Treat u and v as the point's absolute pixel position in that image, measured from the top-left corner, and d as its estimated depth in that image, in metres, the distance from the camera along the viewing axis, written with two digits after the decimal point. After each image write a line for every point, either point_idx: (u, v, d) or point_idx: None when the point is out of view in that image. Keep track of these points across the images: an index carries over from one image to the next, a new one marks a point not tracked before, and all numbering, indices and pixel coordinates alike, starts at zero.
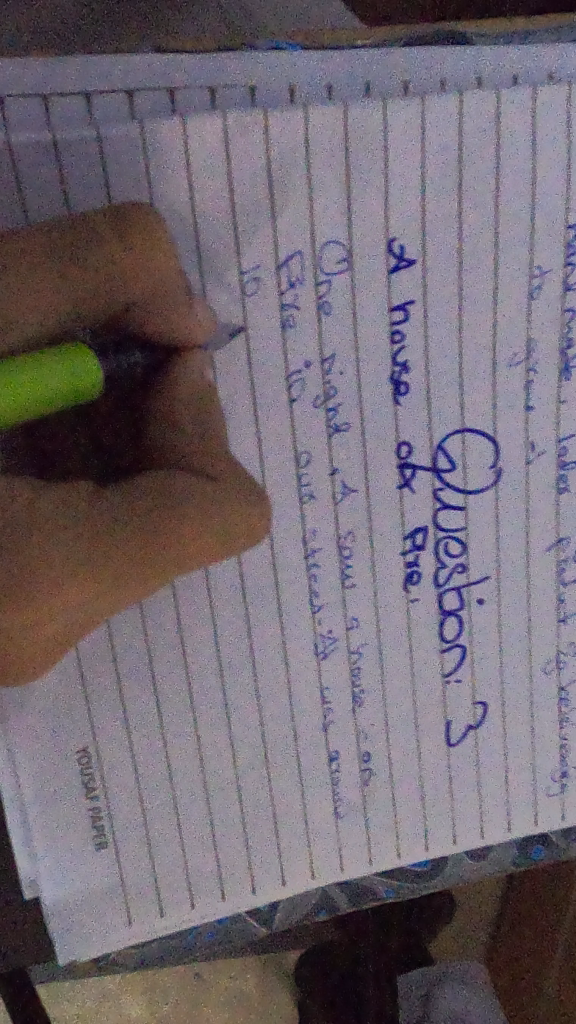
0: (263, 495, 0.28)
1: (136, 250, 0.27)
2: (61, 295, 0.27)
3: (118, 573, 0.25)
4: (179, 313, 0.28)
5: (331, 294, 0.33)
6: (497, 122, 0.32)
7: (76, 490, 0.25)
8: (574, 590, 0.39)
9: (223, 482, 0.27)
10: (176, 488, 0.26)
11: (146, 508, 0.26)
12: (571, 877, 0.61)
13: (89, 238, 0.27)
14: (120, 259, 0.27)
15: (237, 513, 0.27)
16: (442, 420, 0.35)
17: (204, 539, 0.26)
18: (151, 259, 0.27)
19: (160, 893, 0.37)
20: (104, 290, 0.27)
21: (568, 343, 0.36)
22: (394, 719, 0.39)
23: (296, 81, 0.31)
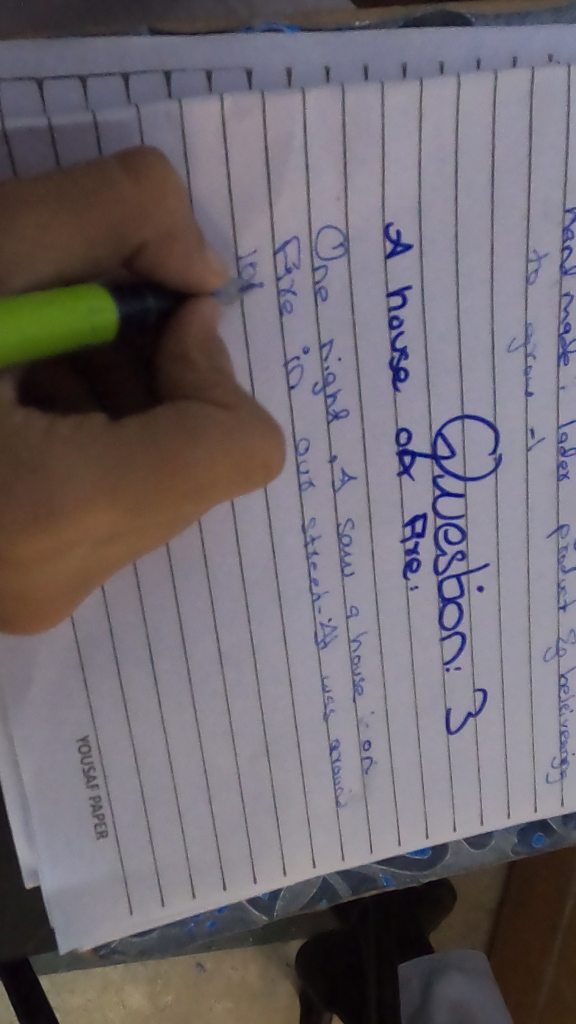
0: (276, 431, 0.28)
1: (149, 189, 0.27)
2: (77, 241, 0.27)
3: (139, 498, 0.25)
4: (191, 256, 0.29)
5: (328, 278, 0.32)
6: (496, 104, 0.32)
7: (93, 418, 0.25)
8: (574, 576, 0.39)
9: (240, 414, 0.27)
10: (195, 416, 0.26)
11: (165, 435, 0.26)
12: (571, 861, 0.61)
13: (104, 181, 0.27)
14: (135, 203, 0.27)
15: (253, 444, 0.27)
16: (441, 405, 0.35)
17: (220, 468, 0.27)
18: (165, 202, 0.28)
19: (161, 881, 0.37)
20: (120, 234, 0.27)
21: (565, 327, 0.36)
22: (394, 706, 0.38)
23: (293, 63, 0.31)
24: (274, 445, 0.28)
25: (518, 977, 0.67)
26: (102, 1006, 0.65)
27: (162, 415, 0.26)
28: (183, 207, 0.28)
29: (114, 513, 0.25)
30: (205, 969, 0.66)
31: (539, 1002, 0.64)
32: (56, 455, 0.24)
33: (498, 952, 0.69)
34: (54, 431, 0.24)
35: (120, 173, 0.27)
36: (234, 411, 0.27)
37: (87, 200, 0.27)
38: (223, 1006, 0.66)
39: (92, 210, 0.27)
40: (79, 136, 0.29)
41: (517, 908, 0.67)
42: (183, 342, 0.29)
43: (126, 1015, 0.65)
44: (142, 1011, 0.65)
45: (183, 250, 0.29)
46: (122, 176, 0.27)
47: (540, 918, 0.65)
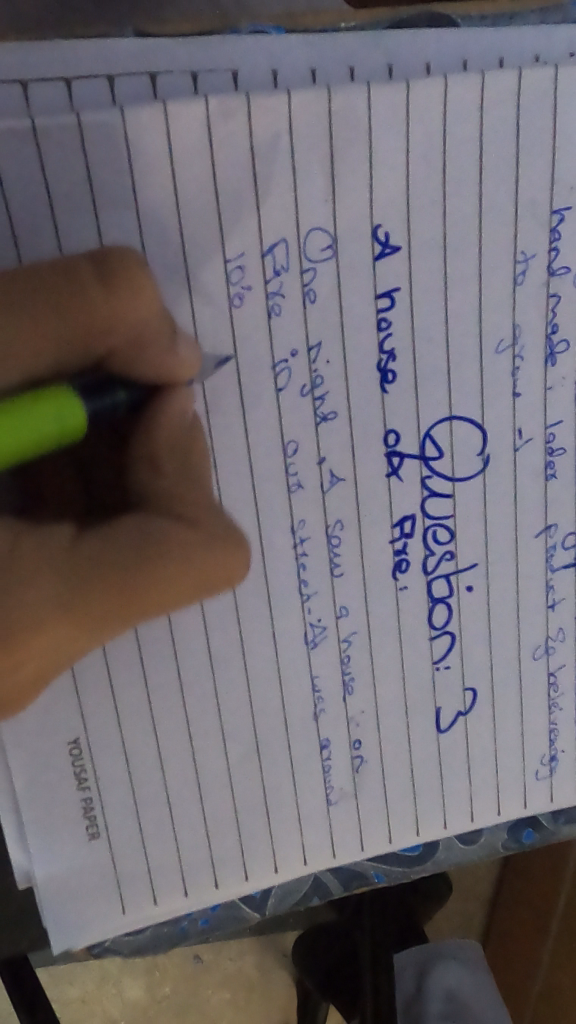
0: (240, 537, 0.28)
1: (120, 298, 0.26)
2: (40, 351, 0.26)
3: (102, 609, 0.25)
4: (162, 359, 0.28)
5: (316, 281, 0.32)
6: (483, 106, 0.32)
7: (55, 536, 0.25)
8: (562, 576, 0.40)
9: (204, 526, 0.27)
10: (158, 535, 0.26)
11: (127, 555, 0.26)
12: (564, 854, 0.62)
13: (73, 286, 0.25)
14: (105, 313, 0.26)
15: (220, 554, 0.27)
16: (430, 407, 0.35)
17: (185, 579, 0.26)
18: (135, 310, 0.26)
19: (153, 881, 0.38)
20: (88, 343, 0.26)
21: (552, 328, 0.36)
22: (384, 706, 0.39)
23: (279, 65, 0.30)
24: (240, 555, 0.28)
25: (513, 975, 0.67)
26: (100, 998, 0.65)
27: (120, 536, 0.26)
28: (156, 311, 0.27)
29: (79, 624, 0.25)
30: (202, 961, 0.67)
31: (532, 1000, 0.65)
32: (6, 575, 0.24)
33: (493, 947, 0.70)
34: (12, 553, 0.24)
35: (93, 281, 0.26)
36: (201, 524, 0.27)
37: (52, 311, 0.25)
38: (220, 998, 0.67)
39: (58, 324, 0.25)
40: (63, 141, 0.28)
41: (511, 906, 0.68)
42: (157, 443, 0.29)
43: (124, 1007, 0.65)
44: (140, 1003, 0.66)
45: (153, 352, 0.28)
46: (90, 283, 0.26)
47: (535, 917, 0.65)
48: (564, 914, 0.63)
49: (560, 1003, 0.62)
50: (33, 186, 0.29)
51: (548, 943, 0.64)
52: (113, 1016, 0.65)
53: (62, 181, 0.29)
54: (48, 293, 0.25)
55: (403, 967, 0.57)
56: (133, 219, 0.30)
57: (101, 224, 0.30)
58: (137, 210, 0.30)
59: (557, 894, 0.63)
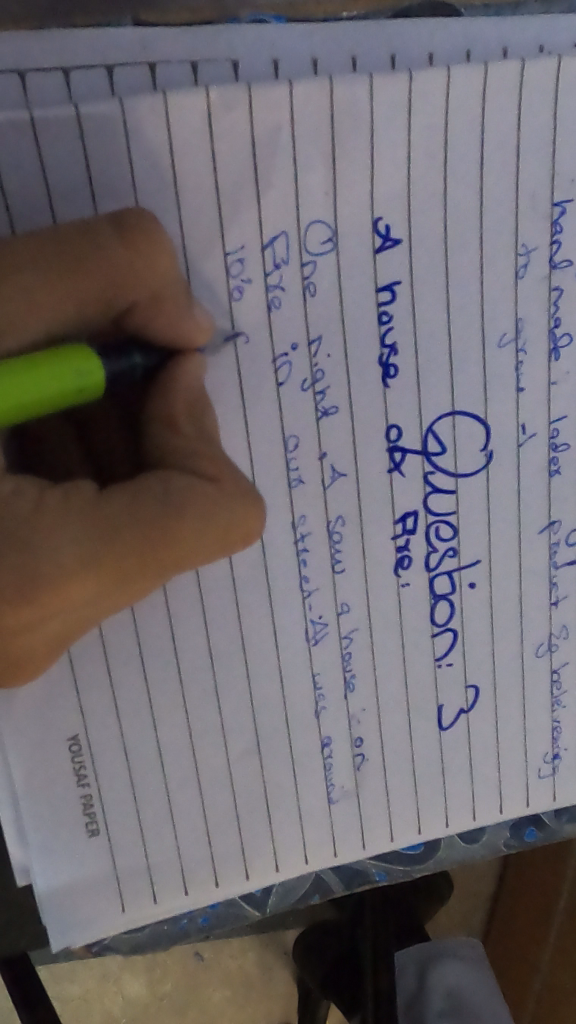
0: (258, 496, 0.28)
1: (138, 252, 0.27)
2: (62, 302, 0.26)
3: (130, 560, 0.26)
4: (179, 317, 0.29)
5: (317, 274, 0.32)
6: (486, 97, 0.32)
7: (81, 488, 0.26)
8: (566, 572, 0.39)
9: (225, 482, 0.27)
10: (180, 489, 0.27)
11: (150, 508, 0.26)
12: (565, 854, 0.62)
13: (94, 241, 0.26)
14: (125, 263, 0.27)
15: (242, 510, 0.28)
16: (432, 401, 0.35)
17: (206, 533, 0.27)
18: (152, 263, 0.27)
19: (153, 879, 0.37)
20: (108, 296, 0.27)
21: (555, 322, 0.35)
22: (386, 703, 0.38)
23: (280, 55, 0.30)
24: (257, 513, 0.28)
25: (513, 976, 0.67)
26: (101, 996, 0.65)
27: (144, 488, 0.26)
28: (171, 267, 0.28)
29: (107, 575, 0.26)
30: (203, 959, 0.67)
31: (532, 1002, 0.65)
32: (38, 524, 0.25)
33: (494, 948, 0.70)
34: (42, 502, 0.25)
35: (113, 238, 0.27)
36: (223, 480, 0.27)
37: (74, 262, 0.26)
38: (221, 995, 0.67)
39: (80, 275, 0.26)
40: (62, 130, 0.28)
41: (512, 907, 0.68)
42: (175, 404, 0.29)
43: (125, 1005, 0.65)
44: (141, 1000, 0.65)
45: (172, 310, 0.28)
46: (109, 237, 0.27)
47: (535, 919, 0.65)
48: (564, 916, 0.62)
49: (558, 1007, 0.62)
50: (31, 177, 0.28)
51: (550, 944, 0.63)
52: (113, 1013, 0.65)
53: (61, 171, 0.28)
54: (71, 249, 0.26)
55: (403, 966, 0.57)
56: (131, 209, 0.30)
57: (99, 214, 0.29)
58: (136, 200, 0.29)
59: (558, 894, 0.63)
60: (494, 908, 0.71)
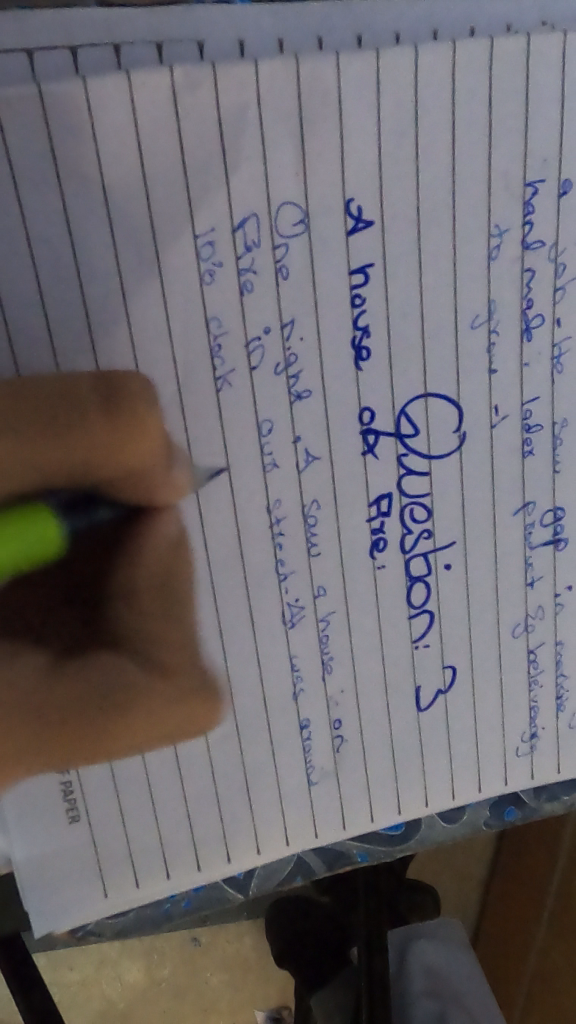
0: (215, 698, 0.28)
1: (128, 436, 0.25)
2: (38, 470, 0.24)
3: (74, 735, 0.25)
4: (159, 480, 0.27)
5: (288, 257, 0.32)
6: (454, 75, 0.32)
7: (31, 657, 0.25)
8: (542, 552, 0.39)
9: (180, 676, 0.27)
10: (133, 670, 0.26)
11: (98, 687, 0.25)
12: (558, 833, 0.63)
13: (75, 416, 0.24)
14: (106, 456, 0.25)
15: (196, 705, 0.27)
16: (406, 383, 0.35)
17: (157, 737, 0.27)
18: (141, 449, 0.25)
19: (135, 863, 0.37)
20: (86, 472, 0.25)
21: (527, 303, 0.35)
22: (364, 685, 0.39)
23: (246, 35, 0.30)
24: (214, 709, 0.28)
25: (506, 964, 0.68)
26: (99, 982, 0.65)
27: (97, 663, 0.26)
28: (158, 444, 0.26)
29: (41, 749, 0.25)
30: (200, 944, 0.67)
31: (526, 980, 0.65)
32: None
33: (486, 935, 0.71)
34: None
35: (99, 423, 0.24)
36: (181, 662, 0.27)
37: (55, 434, 0.23)
38: (217, 982, 0.67)
39: (64, 450, 0.24)
40: (27, 112, 0.28)
41: (506, 887, 0.68)
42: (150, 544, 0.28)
43: (121, 993, 0.66)
44: (139, 985, 0.66)
45: (153, 476, 0.27)
46: (94, 425, 0.24)
47: (526, 903, 0.66)
48: (556, 900, 0.63)
49: (550, 994, 0.62)
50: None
51: (545, 921, 0.64)
52: (112, 998, 0.65)
53: (26, 152, 0.28)
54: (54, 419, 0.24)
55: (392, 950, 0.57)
56: (99, 194, 0.29)
57: (66, 195, 0.29)
58: (103, 182, 0.29)
59: (551, 873, 0.63)
60: (486, 895, 0.71)
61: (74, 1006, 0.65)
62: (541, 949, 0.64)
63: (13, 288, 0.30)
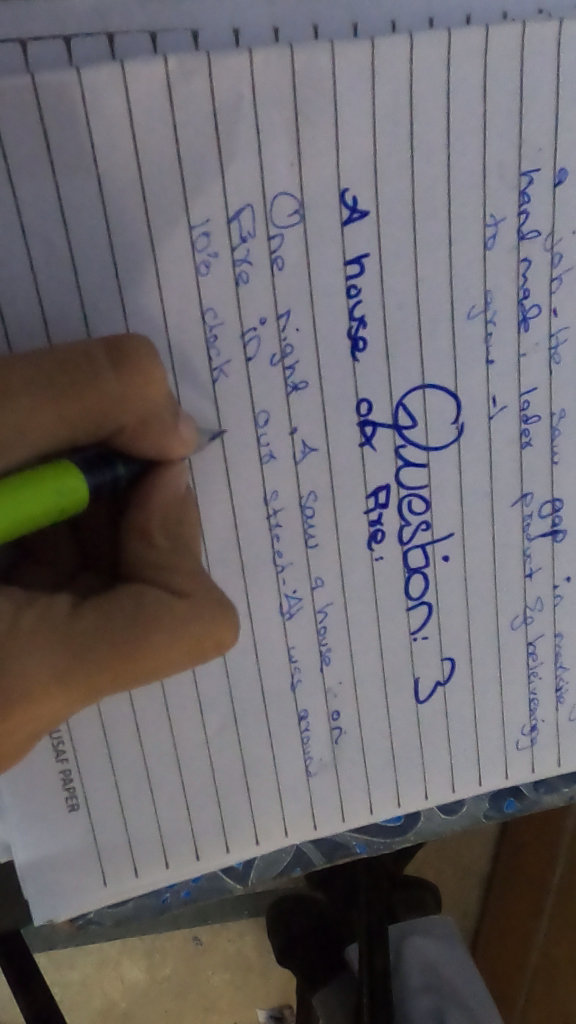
0: (230, 605, 0.29)
1: (128, 384, 0.27)
2: (54, 421, 0.27)
3: (93, 661, 0.26)
4: (163, 434, 0.29)
5: (284, 248, 0.32)
6: (449, 63, 0.31)
7: (55, 605, 0.26)
8: (540, 544, 0.39)
9: (196, 599, 0.28)
10: (151, 603, 0.27)
11: (120, 621, 0.27)
12: (559, 826, 0.62)
13: (85, 372, 0.27)
14: (119, 399, 0.27)
15: (213, 625, 0.28)
16: (403, 374, 0.35)
17: (177, 651, 0.27)
18: (146, 398, 0.28)
19: (134, 853, 0.38)
20: (99, 419, 0.27)
21: (524, 293, 0.35)
22: (361, 677, 0.39)
23: (239, 24, 0.30)
24: (231, 622, 0.28)
25: (508, 956, 0.68)
26: (100, 981, 0.65)
27: (115, 601, 0.27)
28: (164, 398, 0.28)
29: (72, 692, 0.26)
30: (201, 943, 0.67)
31: (529, 973, 0.65)
32: (13, 646, 0.25)
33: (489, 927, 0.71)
34: (18, 618, 0.25)
35: (108, 368, 0.27)
36: (193, 593, 0.28)
37: (72, 391, 0.27)
38: (220, 977, 0.68)
39: (75, 399, 0.27)
40: (20, 106, 0.28)
41: (507, 880, 0.68)
42: (146, 512, 0.30)
43: (125, 989, 0.66)
44: (140, 985, 0.66)
45: (160, 429, 0.29)
46: (105, 368, 0.27)
47: (529, 896, 0.65)
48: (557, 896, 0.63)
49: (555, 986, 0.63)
50: None
51: (546, 914, 0.64)
52: (114, 998, 0.66)
53: (20, 144, 0.28)
54: (66, 371, 0.27)
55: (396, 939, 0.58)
56: (94, 187, 0.29)
57: (61, 188, 0.29)
58: (97, 174, 0.29)
59: (552, 867, 0.63)
60: (489, 887, 0.71)
61: (76, 1004, 0.65)
62: (543, 942, 0.64)
63: (9, 283, 0.30)
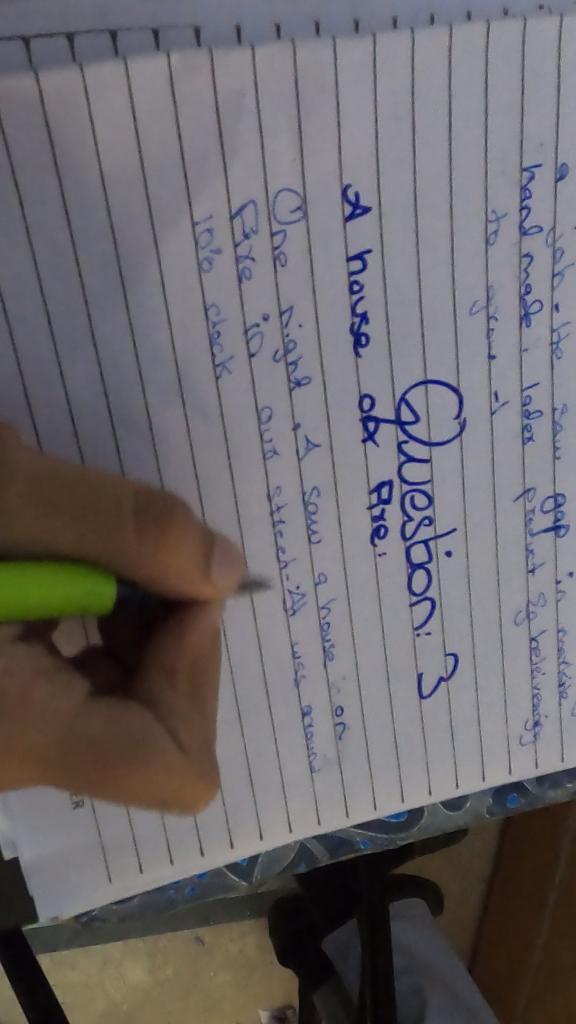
0: (215, 774, 0.33)
1: (153, 561, 0.30)
2: (66, 534, 0.29)
3: (79, 759, 0.29)
4: (190, 580, 0.30)
5: (287, 244, 0.32)
6: (451, 59, 0.32)
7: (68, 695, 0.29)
8: (543, 539, 0.39)
9: (188, 762, 0.31)
10: (141, 738, 0.30)
11: (113, 736, 0.30)
12: (562, 824, 0.62)
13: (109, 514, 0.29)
14: (138, 562, 0.30)
15: (201, 782, 0.32)
16: (406, 370, 0.35)
17: (168, 808, 0.32)
18: (165, 565, 0.30)
19: (138, 849, 0.38)
20: (114, 546, 0.29)
21: (526, 289, 0.35)
22: (365, 673, 0.39)
23: (242, 21, 0.30)
24: (212, 786, 0.32)
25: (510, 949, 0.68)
26: (103, 981, 0.66)
27: (116, 711, 0.30)
28: (184, 561, 0.30)
29: (61, 779, 0.29)
30: (204, 943, 0.67)
31: (532, 967, 0.66)
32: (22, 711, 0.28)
33: (491, 924, 0.71)
34: (33, 687, 0.28)
35: (131, 525, 0.29)
36: (190, 751, 0.32)
37: (91, 512, 0.29)
38: (223, 977, 0.68)
39: (89, 525, 0.29)
40: (23, 103, 0.28)
41: (509, 876, 0.68)
42: (176, 626, 0.32)
43: (128, 989, 0.66)
44: (143, 985, 0.66)
45: (183, 578, 0.30)
46: (128, 526, 0.29)
47: (532, 892, 0.66)
48: (560, 895, 0.63)
49: (559, 980, 0.63)
50: None
51: (551, 910, 0.64)
52: (117, 998, 0.66)
53: (22, 141, 0.28)
54: (87, 494, 0.29)
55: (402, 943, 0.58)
56: (97, 184, 0.30)
57: (64, 184, 0.29)
58: (100, 170, 0.29)
59: (555, 866, 0.63)
60: (491, 885, 0.71)
61: (78, 1005, 0.65)
62: (547, 937, 0.64)
63: (12, 280, 0.30)
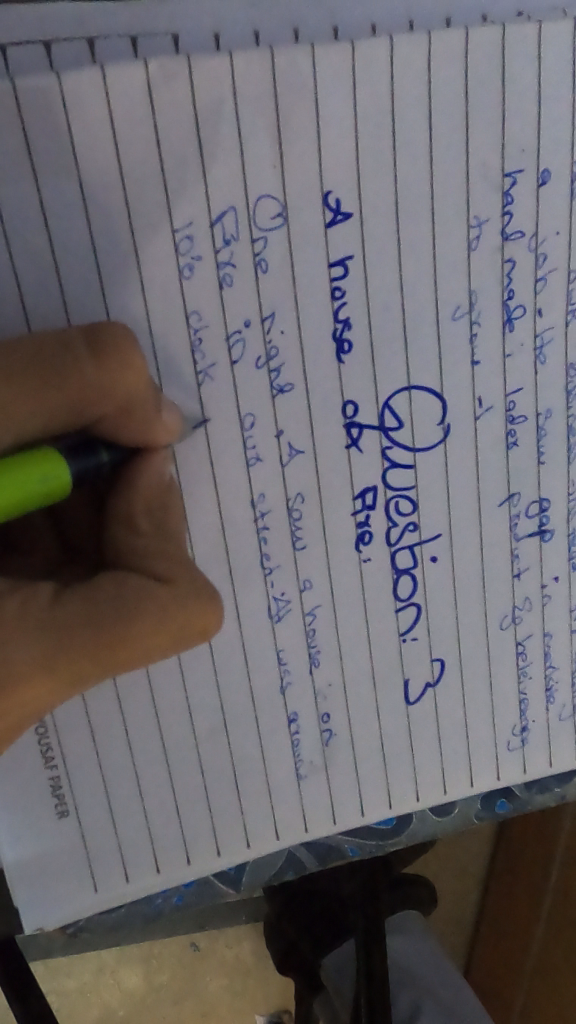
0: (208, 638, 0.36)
1: (114, 397, 0.27)
2: (29, 412, 0.26)
3: (73, 643, 0.26)
4: (151, 418, 0.29)
5: (268, 250, 0.32)
6: (430, 65, 0.32)
7: (39, 590, 0.26)
8: (528, 544, 0.39)
9: (179, 587, 0.28)
10: (133, 592, 0.27)
11: (104, 604, 0.26)
12: (556, 826, 0.62)
13: (65, 360, 0.26)
14: (99, 385, 0.27)
15: None
16: (389, 375, 0.35)
17: None
18: (125, 382, 0.27)
19: (124, 858, 0.37)
20: (81, 408, 0.27)
21: (509, 294, 0.35)
22: (351, 679, 0.39)
23: (221, 28, 0.30)
24: None
25: (505, 953, 0.68)
26: (98, 989, 0.65)
27: (98, 590, 0.27)
28: (149, 393, 0.28)
29: (52, 655, 0.25)
30: (198, 950, 0.67)
31: (527, 970, 0.65)
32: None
33: (486, 928, 0.70)
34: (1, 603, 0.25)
35: (86, 357, 0.26)
36: None
37: (48, 384, 0.26)
38: (217, 984, 0.68)
39: (43, 396, 0.26)
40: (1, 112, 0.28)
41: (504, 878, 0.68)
42: (129, 502, 0.30)
43: (122, 997, 0.66)
44: (138, 992, 0.66)
45: (144, 414, 0.29)
46: (82, 349, 0.26)
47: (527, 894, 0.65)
48: (555, 896, 0.63)
49: (554, 983, 0.63)
50: None
51: (545, 912, 0.64)
52: (111, 1006, 0.65)
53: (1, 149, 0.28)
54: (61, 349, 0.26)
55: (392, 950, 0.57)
56: (76, 191, 0.29)
57: (43, 193, 0.29)
58: (79, 179, 0.29)
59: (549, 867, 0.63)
60: (486, 890, 0.71)
61: (73, 1013, 0.65)
62: (543, 940, 0.64)
63: None
